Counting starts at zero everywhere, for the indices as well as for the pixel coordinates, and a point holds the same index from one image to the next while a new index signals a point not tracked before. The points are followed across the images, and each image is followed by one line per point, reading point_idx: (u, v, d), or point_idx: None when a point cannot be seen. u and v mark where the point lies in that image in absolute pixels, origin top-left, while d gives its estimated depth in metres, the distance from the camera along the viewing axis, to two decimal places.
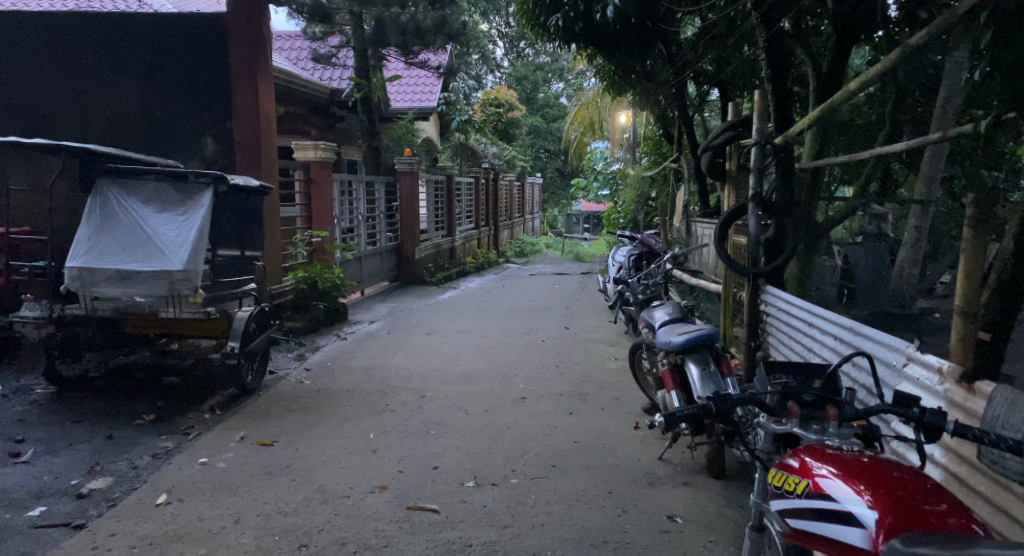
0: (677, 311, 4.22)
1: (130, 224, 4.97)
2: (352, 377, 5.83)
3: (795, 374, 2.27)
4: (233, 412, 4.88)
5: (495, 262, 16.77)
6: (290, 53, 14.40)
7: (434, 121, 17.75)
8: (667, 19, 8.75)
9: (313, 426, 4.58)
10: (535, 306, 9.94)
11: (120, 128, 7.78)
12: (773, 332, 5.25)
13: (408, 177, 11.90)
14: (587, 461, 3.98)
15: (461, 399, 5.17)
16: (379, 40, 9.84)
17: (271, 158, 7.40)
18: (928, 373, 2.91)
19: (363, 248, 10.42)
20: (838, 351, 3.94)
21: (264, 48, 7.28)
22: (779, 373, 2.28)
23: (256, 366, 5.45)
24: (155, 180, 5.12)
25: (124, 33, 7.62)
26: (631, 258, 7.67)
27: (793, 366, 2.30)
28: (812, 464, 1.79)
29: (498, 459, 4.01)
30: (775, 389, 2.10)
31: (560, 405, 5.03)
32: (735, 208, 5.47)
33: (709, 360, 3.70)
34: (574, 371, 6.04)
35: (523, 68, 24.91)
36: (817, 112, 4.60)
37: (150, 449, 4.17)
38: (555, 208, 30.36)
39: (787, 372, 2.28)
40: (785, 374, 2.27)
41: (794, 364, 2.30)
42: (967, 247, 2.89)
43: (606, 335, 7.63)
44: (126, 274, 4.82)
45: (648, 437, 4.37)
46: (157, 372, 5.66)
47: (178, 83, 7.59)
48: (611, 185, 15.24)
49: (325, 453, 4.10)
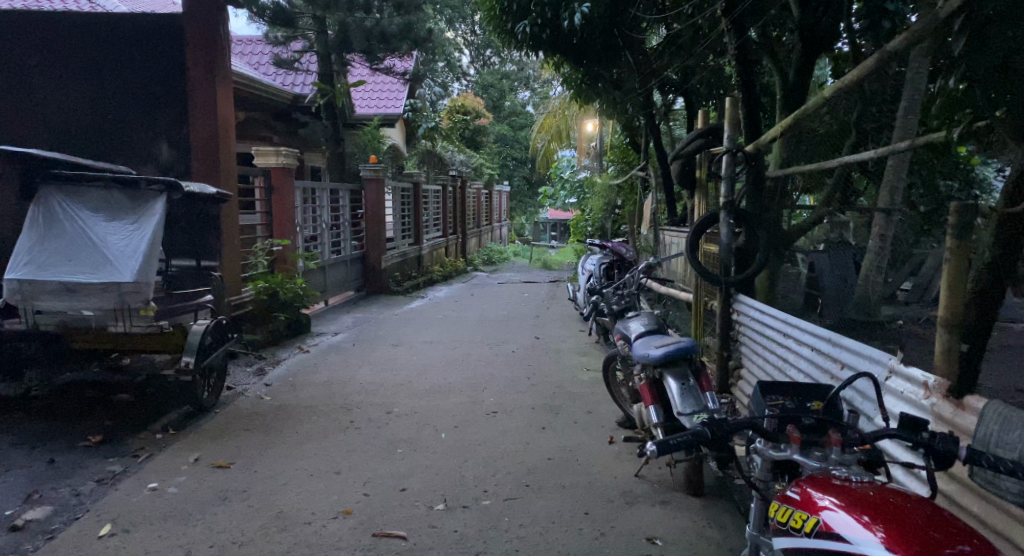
0: (653, 323, 4.10)
1: (76, 233, 4.67)
2: (315, 392, 5.59)
3: (791, 395, 2.21)
4: (187, 432, 4.61)
5: (462, 271, 16.57)
6: (251, 57, 14.07)
7: (399, 128, 17.51)
8: (635, 27, 8.70)
9: (273, 446, 4.34)
10: (504, 316, 9.77)
11: (68, 133, 7.41)
12: (745, 342, 5.16)
13: (374, 185, 11.60)
14: (561, 480, 3.83)
15: (429, 415, 4.98)
16: (343, 45, 9.63)
17: (228, 164, 7.11)
18: (913, 386, 2.82)
19: (327, 257, 10.14)
20: (816, 362, 3.86)
21: (222, 51, 7.03)
22: (774, 394, 2.22)
23: (213, 382, 5.18)
24: (104, 187, 4.85)
25: (73, 34, 7.30)
26: (601, 267, 7.57)
27: (789, 387, 2.25)
28: (815, 495, 1.69)
29: (469, 479, 3.83)
30: (773, 412, 2.00)
31: (533, 420, 4.87)
32: (705, 216, 5.44)
33: (688, 374, 3.56)
34: (545, 382, 5.90)
35: (490, 76, 24.23)
36: (790, 120, 4.48)
37: (95, 473, 3.89)
38: (523, 216, 30.41)
39: (782, 392, 2.22)
40: (781, 396, 2.21)
41: (789, 385, 2.24)
42: (949, 256, 2.76)
43: (577, 345, 7.50)
44: (72, 287, 4.51)
45: (624, 452, 4.24)
46: (106, 389, 5.35)
47: (131, 86, 7.27)
48: (578, 193, 15.19)
49: (285, 475, 3.87)
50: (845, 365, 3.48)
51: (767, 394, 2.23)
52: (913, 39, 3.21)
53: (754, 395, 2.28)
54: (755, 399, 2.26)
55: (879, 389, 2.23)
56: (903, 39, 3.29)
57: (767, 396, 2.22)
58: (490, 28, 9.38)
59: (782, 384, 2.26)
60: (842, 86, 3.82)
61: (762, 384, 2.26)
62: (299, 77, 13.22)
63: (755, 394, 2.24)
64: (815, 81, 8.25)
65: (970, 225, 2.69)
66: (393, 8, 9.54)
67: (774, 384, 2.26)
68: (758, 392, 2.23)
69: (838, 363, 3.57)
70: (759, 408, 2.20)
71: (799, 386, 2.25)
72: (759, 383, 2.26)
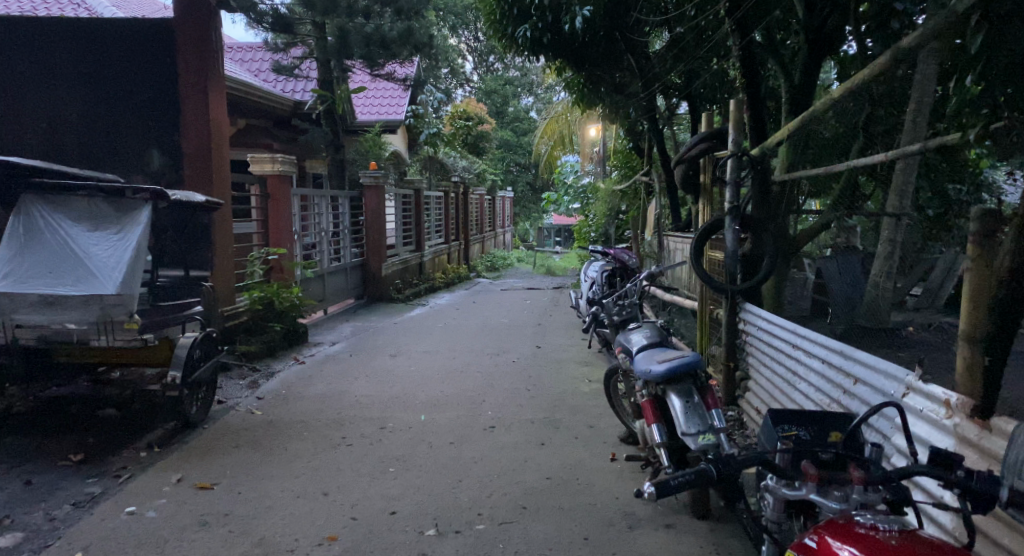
0: (655, 335, 3.91)
1: (59, 244, 4.54)
2: (309, 407, 5.41)
3: (806, 425, 2.08)
4: (173, 449, 4.44)
5: (466, 278, 16.39)
6: (252, 64, 13.98)
7: (401, 134, 17.36)
8: (637, 30, 8.54)
9: (261, 465, 4.16)
10: (506, 324, 9.57)
11: (59, 142, 7.30)
12: (753, 353, 4.96)
13: (374, 192, 11.44)
14: (560, 501, 3.64)
15: (425, 430, 4.80)
16: (342, 50, 9.46)
17: (222, 171, 6.96)
18: (932, 404, 2.66)
19: (326, 266, 9.97)
20: (826, 375, 3.68)
21: (214, 56, 6.88)
22: (786, 424, 2.09)
23: (202, 397, 5.01)
24: (88, 196, 4.72)
25: (64, 40, 7.17)
26: (604, 275, 7.39)
27: (803, 416, 2.12)
28: (832, 544, 1.54)
29: (462, 501, 3.64)
30: (786, 446, 1.86)
31: (532, 435, 4.69)
32: (710, 221, 5.26)
33: (692, 391, 3.37)
34: (547, 394, 5.72)
35: (493, 82, 24.20)
36: (798, 122, 4.31)
37: (72, 496, 3.72)
38: (527, 221, 30.27)
39: (797, 422, 2.09)
40: (794, 426, 2.08)
41: (803, 414, 2.11)
42: (971, 264, 2.58)
43: (579, 355, 7.30)
44: (51, 299, 4.35)
45: (626, 470, 4.05)
46: (92, 404, 5.18)
47: (123, 92, 7.13)
48: (582, 199, 14.97)
49: (269, 497, 3.70)
50: (857, 380, 3.30)
51: (779, 423, 2.10)
52: (929, 33, 3.05)
53: (765, 424, 2.15)
54: (766, 429, 2.13)
55: (906, 418, 2.08)
56: (918, 34, 3.13)
57: (779, 426, 2.08)
58: (491, 32, 9.26)
59: (795, 412, 2.12)
60: (853, 85, 3.66)
61: (773, 413, 2.13)
62: (299, 84, 13.11)
63: (766, 423, 2.11)
64: (821, 84, 8.06)
65: (994, 231, 2.51)
66: (394, 14, 9.54)
67: (787, 413, 2.13)
68: (770, 422, 2.10)
69: (851, 376, 3.38)
70: (772, 441, 2.05)
71: (815, 416, 2.11)
72: (770, 412, 2.13)
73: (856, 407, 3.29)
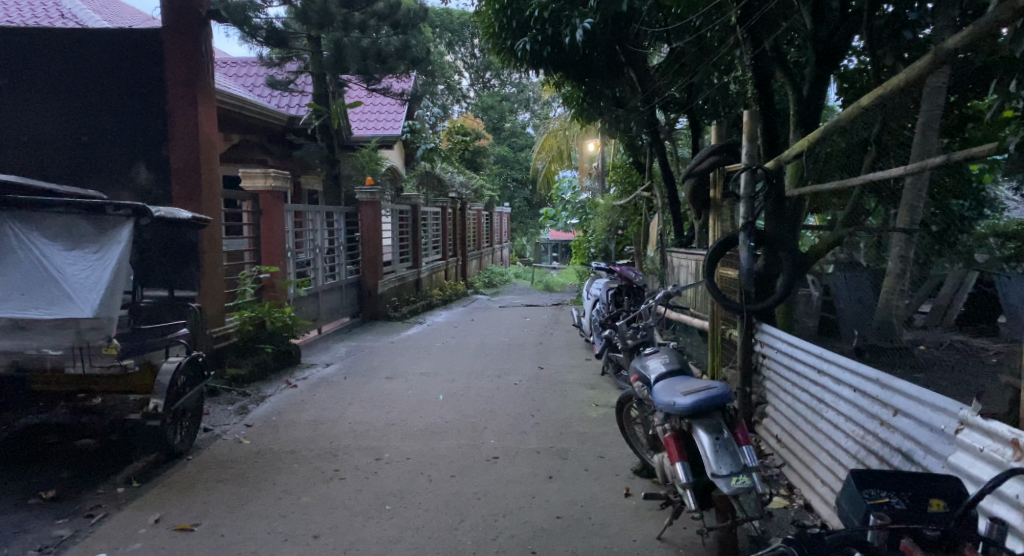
0: (675, 361, 3.62)
1: (32, 264, 4.19)
2: (301, 435, 5.09)
3: (895, 491, 1.76)
4: (153, 484, 4.13)
5: (463, 295, 16.08)
6: (246, 79, 13.75)
7: (399, 149, 17.08)
8: (638, 43, 8.30)
9: (245, 503, 3.84)
10: (506, 343, 9.27)
11: (42, 157, 7.03)
12: (771, 377, 4.65)
13: (370, 208, 11.20)
14: (572, 545, 3.33)
15: (425, 462, 4.49)
16: (337, 66, 8.98)
17: (210, 187, 6.66)
18: (995, 443, 2.35)
19: (320, 283, 9.67)
20: (859, 405, 3.38)
21: (203, 69, 6.63)
22: (874, 489, 1.77)
23: (186, 427, 4.69)
24: (64, 212, 4.38)
25: (50, 53, 6.95)
26: (609, 293, 7.08)
27: (889, 480, 1.80)
28: None
29: (466, 544, 3.33)
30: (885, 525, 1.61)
31: (539, 467, 4.39)
32: (722, 239, 4.94)
33: (721, 426, 3.09)
34: (552, 420, 5.41)
35: (489, 98, 24.15)
36: (820, 133, 4.01)
37: (39, 540, 3.39)
38: (524, 236, 30.24)
39: (884, 487, 1.78)
40: (883, 492, 1.76)
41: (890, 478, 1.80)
42: None
43: (585, 378, 7.00)
44: (23, 323, 4.02)
45: (642, 508, 3.74)
46: (70, 434, 4.85)
47: (109, 105, 6.87)
48: (581, 215, 14.70)
49: (255, 540, 3.38)
50: (898, 411, 3.01)
51: (863, 487, 1.78)
52: (975, 36, 2.74)
53: (846, 488, 1.84)
54: (848, 492, 1.82)
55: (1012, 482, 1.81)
56: (962, 38, 2.82)
57: (866, 492, 1.76)
58: (489, 46, 9.06)
59: (881, 474, 1.81)
60: (882, 92, 3.35)
61: (856, 475, 1.82)
62: (294, 99, 12.87)
63: (849, 486, 1.80)
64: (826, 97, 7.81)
65: None
66: (390, 28, 9.28)
67: (872, 475, 1.81)
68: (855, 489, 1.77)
69: (889, 407, 3.08)
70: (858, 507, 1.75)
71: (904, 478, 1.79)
72: (853, 475, 1.82)
73: (898, 442, 2.99)
